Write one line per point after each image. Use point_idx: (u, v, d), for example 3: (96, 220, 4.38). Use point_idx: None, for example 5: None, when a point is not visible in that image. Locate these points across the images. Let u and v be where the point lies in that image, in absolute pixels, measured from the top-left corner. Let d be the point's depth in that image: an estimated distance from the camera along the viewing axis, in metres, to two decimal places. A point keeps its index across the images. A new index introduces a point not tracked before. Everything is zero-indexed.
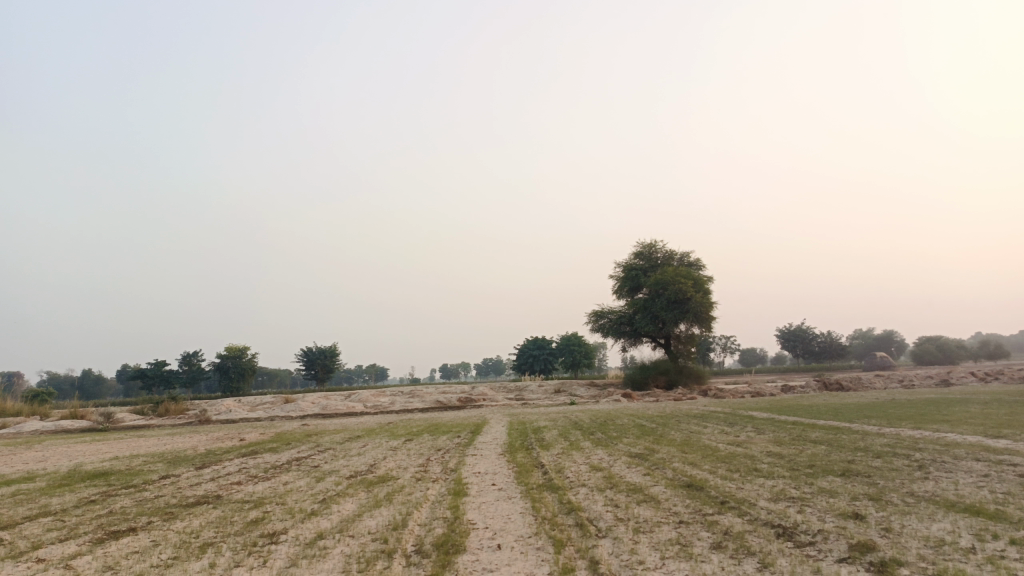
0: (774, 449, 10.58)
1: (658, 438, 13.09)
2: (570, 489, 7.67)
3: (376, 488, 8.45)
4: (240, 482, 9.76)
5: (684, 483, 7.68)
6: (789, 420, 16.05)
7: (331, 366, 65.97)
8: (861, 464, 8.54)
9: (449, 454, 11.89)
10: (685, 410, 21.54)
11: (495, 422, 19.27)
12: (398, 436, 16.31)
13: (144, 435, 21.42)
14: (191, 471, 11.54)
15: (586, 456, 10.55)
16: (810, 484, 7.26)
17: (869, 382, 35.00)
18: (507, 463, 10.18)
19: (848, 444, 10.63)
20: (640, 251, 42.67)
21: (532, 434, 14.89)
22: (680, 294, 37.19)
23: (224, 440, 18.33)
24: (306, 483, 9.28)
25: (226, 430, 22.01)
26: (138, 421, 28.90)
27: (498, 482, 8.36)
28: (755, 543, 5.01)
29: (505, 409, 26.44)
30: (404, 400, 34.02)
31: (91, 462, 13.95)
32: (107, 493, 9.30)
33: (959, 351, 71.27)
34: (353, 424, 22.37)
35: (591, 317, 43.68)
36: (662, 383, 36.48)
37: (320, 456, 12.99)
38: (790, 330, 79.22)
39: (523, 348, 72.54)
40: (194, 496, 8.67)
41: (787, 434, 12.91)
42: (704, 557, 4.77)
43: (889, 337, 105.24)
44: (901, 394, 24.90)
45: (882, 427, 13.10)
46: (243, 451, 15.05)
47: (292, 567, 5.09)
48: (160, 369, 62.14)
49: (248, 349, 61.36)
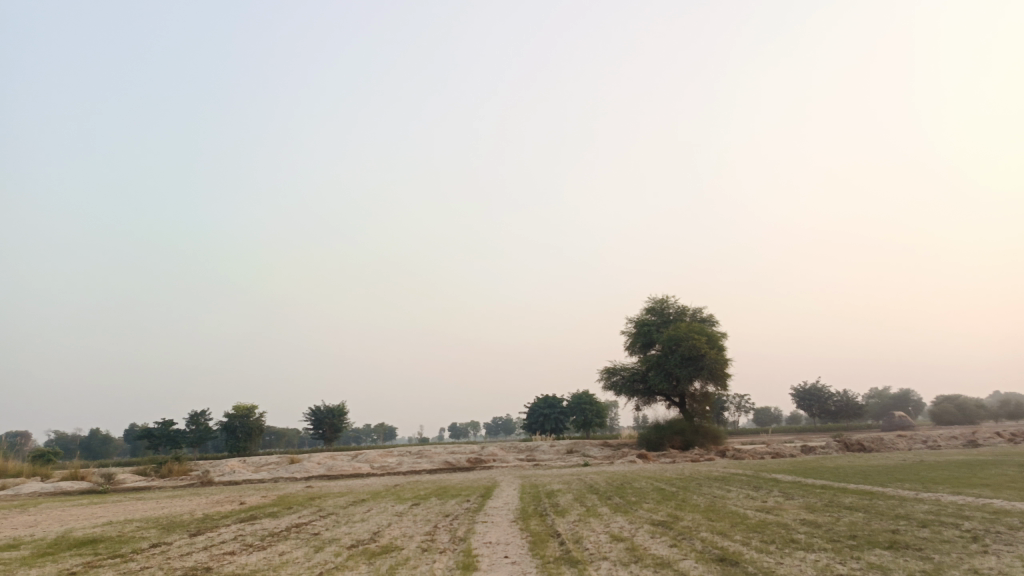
0: (808, 517, 9.82)
1: (680, 503, 12.33)
2: (590, 563, 6.98)
3: (378, 561, 7.76)
4: (234, 553, 9.06)
5: (716, 557, 6.98)
6: (817, 483, 15.23)
7: (338, 426, 64.89)
8: (908, 535, 7.81)
9: (458, 521, 11.16)
10: (703, 472, 20.70)
11: (506, 485, 18.47)
12: (405, 501, 15.57)
13: (143, 498, 20.71)
14: (184, 539, 10.86)
15: (606, 524, 9.84)
16: (857, 558, 6.56)
17: (891, 442, 33.85)
18: (519, 532, 9.46)
19: (887, 511, 9.88)
20: (653, 306, 42.15)
21: (546, 498, 14.14)
22: (694, 351, 36.46)
23: (223, 503, 17.59)
24: (304, 554, 8.60)
25: (227, 493, 21.25)
26: (139, 483, 28.15)
27: (511, 555, 7.65)
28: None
29: (516, 470, 25.55)
30: (412, 461, 33.15)
31: (81, 527, 13.27)
32: (90, 564, 8.63)
33: (979, 411, 69.45)
34: (359, 486, 21.56)
35: (603, 374, 42.87)
36: (678, 444, 35.49)
37: (321, 522, 12.26)
38: (804, 389, 77.68)
39: (533, 408, 71.27)
40: (182, 568, 7.99)
41: (818, 499, 12.15)
42: None
43: (907, 396, 103.10)
44: (928, 455, 23.90)
45: (919, 492, 12.28)
46: (242, 515, 14.35)
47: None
48: (166, 429, 61.32)
49: (256, 407, 60.56)
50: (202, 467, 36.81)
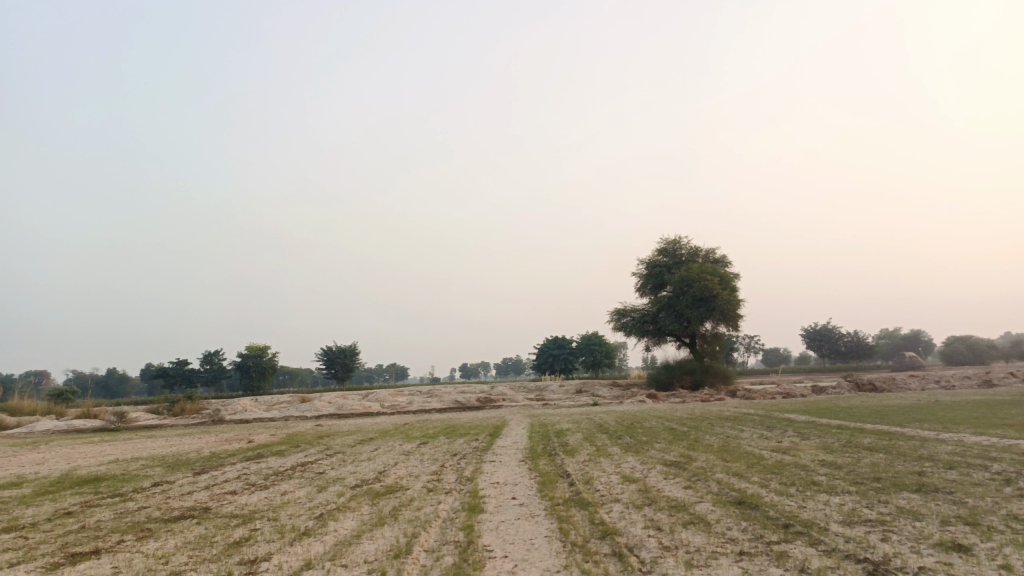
0: (827, 458, 9.47)
1: (693, 443, 12.02)
2: (601, 505, 6.66)
3: (381, 502, 7.48)
4: (234, 492, 8.82)
5: (734, 500, 6.63)
6: (833, 423, 14.93)
7: (350, 365, 65.31)
8: (936, 477, 7.42)
9: (466, 461, 10.91)
10: (715, 411, 20.50)
11: (515, 424, 18.29)
12: (412, 440, 15.39)
13: (155, 435, 20.77)
14: (187, 477, 10.68)
15: (617, 464, 9.56)
16: (885, 502, 6.19)
17: (904, 382, 33.56)
18: (527, 472, 9.17)
19: (910, 452, 9.49)
20: (665, 247, 41.45)
21: (555, 438, 13.90)
22: (706, 291, 35.94)
23: (230, 441, 17.56)
24: (305, 494, 8.36)
25: (236, 431, 21.21)
26: (152, 421, 28.39)
27: (519, 497, 7.35)
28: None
29: (525, 410, 25.51)
30: (422, 400, 33.19)
31: (86, 465, 13.15)
32: (87, 503, 8.39)
33: (990, 352, 69.09)
34: (368, 425, 21.51)
35: (613, 315, 42.53)
36: (688, 384, 35.38)
37: (327, 461, 12.07)
38: (815, 329, 77.40)
39: (543, 348, 71.47)
40: (180, 508, 7.74)
41: (835, 439, 11.82)
42: None
43: (917, 336, 102.81)
44: (944, 396, 23.59)
45: (940, 433, 11.92)
46: (248, 454, 14.21)
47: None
48: (181, 368, 61.94)
49: (268, 347, 60.88)
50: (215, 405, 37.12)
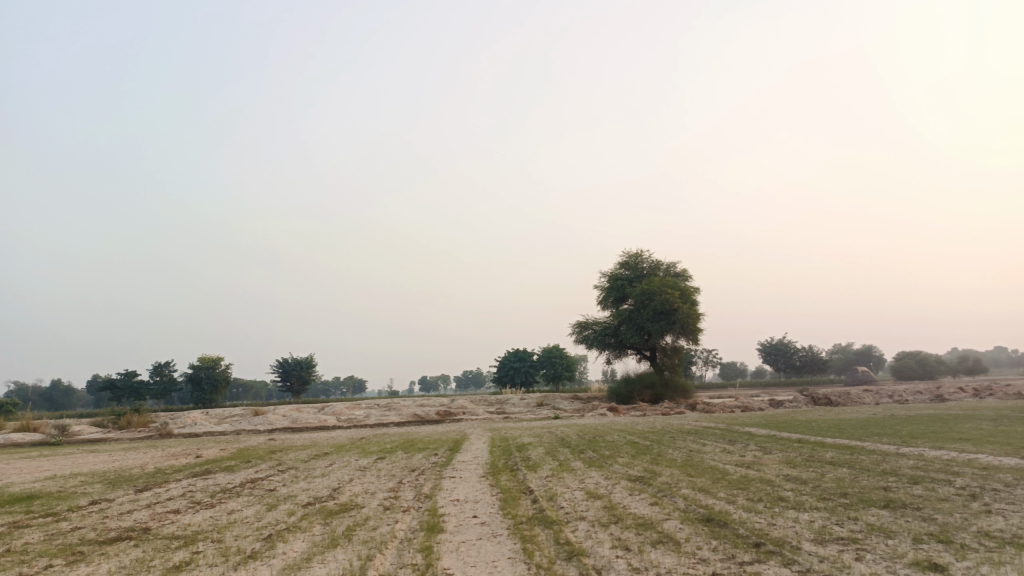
0: (792, 473, 9.38)
1: (656, 457, 11.87)
2: (566, 524, 6.40)
3: (335, 522, 7.11)
4: (178, 511, 8.32)
5: (703, 517, 6.45)
6: (793, 437, 14.92)
7: (306, 378, 64.02)
8: (902, 493, 7.35)
9: (425, 477, 10.54)
10: (676, 425, 20.46)
11: (475, 438, 17.95)
12: (369, 454, 14.96)
13: (98, 450, 19.90)
14: (128, 495, 10.10)
15: (580, 480, 9.31)
16: (855, 519, 6.06)
17: (858, 396, 34.11)
18: (488, 489, 8.88)
19: (874, 467, 9.44)
20: (626, 260, 41.61)
21: (516, 452, 13.63)
22: (666, 305, 36.07)
23: (178, 456, 16.85)
24: (255, 513, 7.92)
25: (184, 445, 20.41)
26: (95, 434, 27.27)
27: (480, 515, 7.04)
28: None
29: (485, 423, 25.13)
30: (380, 414, 32.55)
31: (20, 482, 12.40)
32: (16, 524, 7.81)
33: (938, 367, 70.97)
34: (323, 439, 20.92)
35: (574, 328, 42.48)
36: (648, 397, 35.46)
37: (278, 477, 11.58)
38: (771, 344, 78.63)
39: (503, 361, 71.12)
40: (117, 529, 7.23)
41: (797, 453, 11.79)
42: None
43: (868, 352, 105.18)
44: (898, 409, 23.98)
45: (900, 447, 11.99)
46: (195, 469, 13.63)
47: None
48: (130, 380, 60.01)
49: (222, 358, 59.37)
50: (165, 418, 35.98)
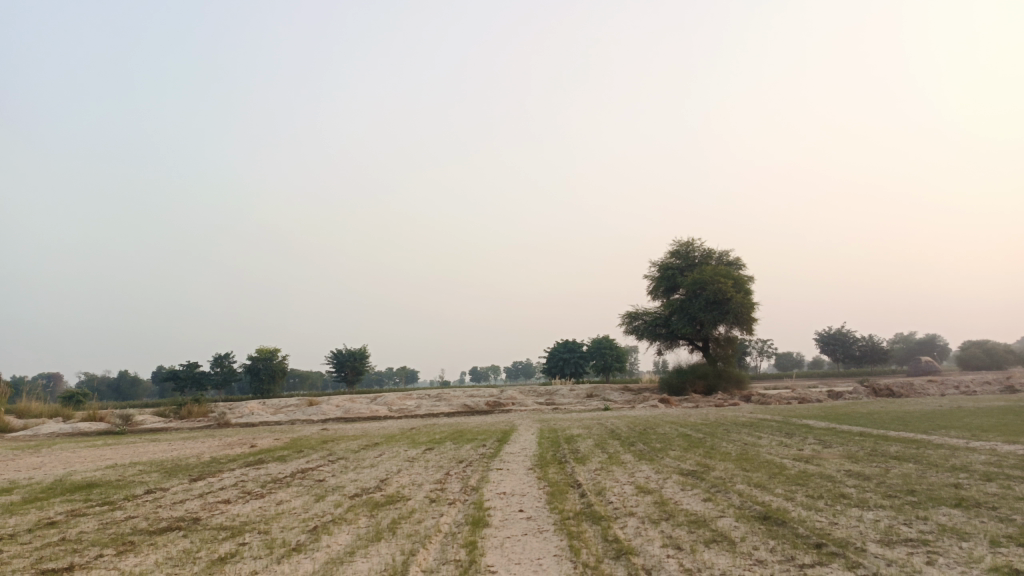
0: (854, 468, 8.96)
1: (710, 450, 11.52)
2: (615, 519, 6.18)
3: (380, 514, 7.06)
4: (228, 501, 8.39)
5: (759, 515, 6.14)
6: (854, 430, 14.34)
7: (360, 368, 64.97)
8: (975, 490, 6.91)
9: (471, 468, 10.46)
10: (730, 417, 19.96)
11: (524, 429, 17.84)
12: (419, 445, 14.97)
13: (158, 439, 20.45)
14: (182, 485, 10.27)
15: (630, 474, 9.05)
16: (923, 519, 5.70)
17: (921, 387, 32.81)
18: (536, 482, 8.73)
19: (943, 463, 8.94)
20: (677, 249, 40.84)
21: (565, 444, 13.45)
22: (719, 295, 35.27)
23: (233, 446, 17.17)
24: (302, 504, 7.93)
25: (241, 435, 20.81)
26: (157, 424, 28.12)
27: (526, 510, 6.87)
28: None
29: (535, 414, 24.96)
30: (430, 404, 32.76)
31: (83, 470, 12.79)
32: (74, 513, 7.98)
33: (1007, 356, 67.92)
34: (374, 429, 21.08)
35: (625, 318, 41.97)
36: (701, 388, 34.82)
37: (328, 468, 11.65)
38: (829, 333, 76.46)
39: (553, 352, 70.89)
40: (168, 519, 7.31)
41: (859, 447, 11.29)
42: None
43: (932, 341, 101.44)
44: (966, 401, 22.92)
45: (969, 441, 11.39)
46: (248, 459, 13.84)
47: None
48: (191, 371, 61.78)
49: (278, 350, 60.69)
50: (224, 408, 36.92)
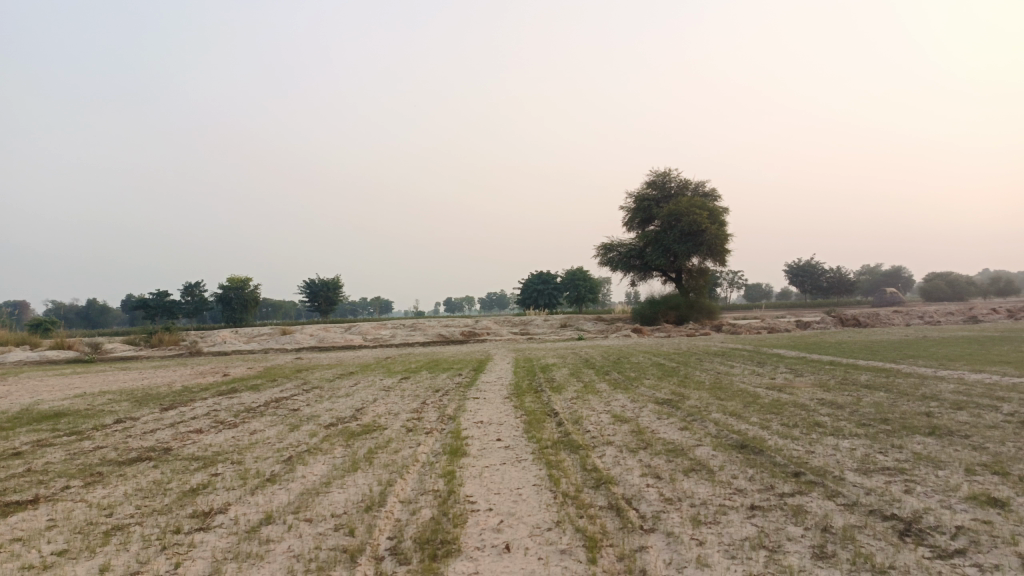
0: (826, 396, 9.07)
1: (684, 379, 11.62)
2: (593, 449, 6.15)
3: (356, 444, 6.96)
4: (201, 431, 8.25)
5: (736, 444, 6.15)
6: (824, 360, 14.58)
7: (333, 298, 64.63)
8: (947, 419, 7.00)
9: (448, 398, 10.41)
10: (702, 346, 20.23)
11: (499, 359, 17.91)
12: (394, 374, 14.95)
13: (129, 368, 20.22)
14: (153, 414, 10.10)
15: (606, 403, 9.07)
16: (899, 448, 5.73)
17: (887, 317, 33.48)
18: (512, 411, 8.71)
19: (913, 392, 9.07)
20: (654, 180, 40.51)
21: (541, 373, 13.49)
22: (694, 227, 35.27)
23: (206, 375, 17.02)
24: (276, 434, 7.81)
25: (213, 364, 20.61)
26: (127, 353, 27.79)
27: (504, 439, 6.83)
28: (902, 561, 3.32)
29: (508, 344, 25.12)
30: (405, 334, 32.72)
31: (50, 399, 12.57)
32: (41, 442, 7.79)
33: (969, 288, 69.53)
34: (349, 358, 21.04)
35: (599, 250, 41.92)
36: (673, 319, 35.20)
37: (302, 397, 11.54)
38: (799, 265, 77.46)
39: (527, 283, 71.06)
40: (138, 449, 7.16)
41: (830, 376, 11.46)
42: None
43: (898, 273, 103.44)
44: (930, 331, 23.43)
45: (936, 370, 11.62)
46: (220, 388, 13.71)
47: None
48: (162, 300, 60.95)
49: (250, 279, 59.97)
50: (196, 336, 36.61)
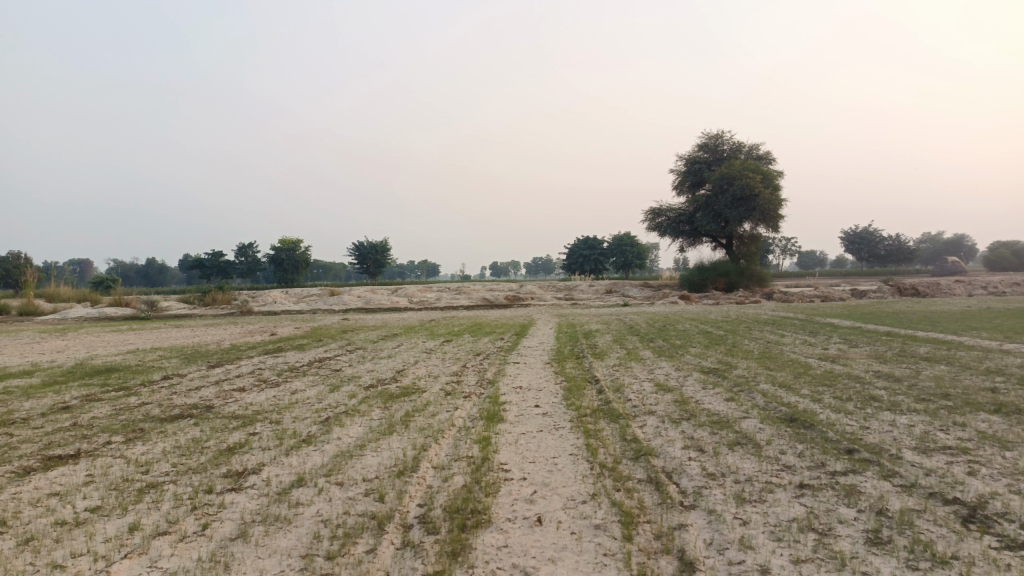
0: (882, 369, 8.68)
1: (731, 348, 11.31)
2: (634, 418, 5.96)
3: (394, 406, 6.91)
4: (243, 389, 8.33)
5: (785, 417, 5.87)
6: (880, 329, 14.04)
7: (381, 260, 65.29)
8: (1015, 396, 6.59)
9: (488, 361, 10.33)
10: (751, 314, 19.73)
11: (543, 323, 17.80)
12: (436, 337, 14.96)
13: (182, 325, 20.74)
14: (199, 371, 10.28)
15: (649, 370, 8.84)
16: (961, 426, 5.38)
17: (948, 287, 32.18)
18: (553, 376, 8.56)
19: (976, 365, 8.62)
20: (705, 142, 39.42)
21: (584, 339, 13.30)
22: (746, 191, 34.26)
23: (254, 333, 17.34)
24: (317, 394, 7.83)
25: (262, 323, 20.98)
26: (181, 310, 28.59)
27: (543, 405, 6.68)
28: (965, 552, 3.06)
29: (553, 309, 24.93)
30: (450, 297, 32.80)
31: (104, 355, 12.92)
32: (90, 397, 7.96)
33: None
34: (393, 320, 21.21)
35: (648, 215, 41.18)
36: (722, 285, 34.51)
37: (344, 358, 11.60)
38: (855, 232, 74.99)
39: (573, 248, 70.48)
40: (181, 406, 7.25)
41: (886, 347, 11.01)
42: (872, 565, 2.96)
43: (960, 242, 99.44)
44: (995, 302, 22.37)
45: (1001, 343, 11.04)
46: (267, 347, 13.93)
47: (214, 552, 3.27)
48: (216, 260, 62.40)
49: (301, 240, 60.84)
50: (248, 296, 37.45)
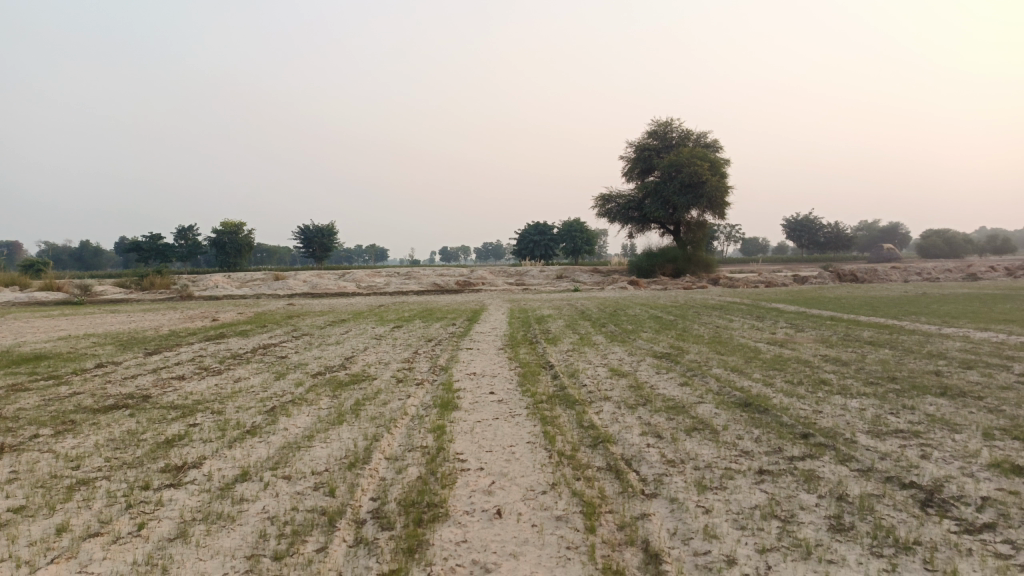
0: (830, 352, 8.84)
1: (682, 333, 11.38)
2: (590, 404, 5.89)
3: (344, 394, 6.69)
4: (183, 378, 7.97)
5: (740, 402, 5.87)
6: (825, 314, 14.35)
7: (328, 244, 64.07)
8: (958, 378, 6.76)
9: (439, 347, 10.15)
10: (700, 300, 19.97)
11: (494, 308, 17.67)
12: (387, 322, 14.70)
13: (118, 310, 19.93)
14: (136, 358, 9.83)
15: (603, 356, 8.80)
16: (912, 409, 5.46)
17: (885, 273, 33.23)
18: (506, 362, 8.45)
19: (919, 349, 8.84)
20: (655, 129, 39.70)
21: (536, 325, 13.23)
22: (694, 178, 34.66)
23: (195, 319, 16.74)
24: (262, 382, 7.54)
25: (204, 308, 20.30)
26: (118, 295, 27.50)
27: (497, 392, 6.55)
28: (928, 537, 3.05)
29: (504, 295, 24.76)
30: (399, 282, 32.40)
31: (33, 341, 12.28)
32: (17, 386, 7.51)
33: (966, 246, 69.21)
34: (341, 306, 20.80)
35: (598, 201, 41.35)
36: (669, 271, 34.94)
37: (290, 344, 11.26)
38: (797, 220, 76.86)
39: (523, 233, 70.33)
40: (116, 396, 6.87)
41: (832, 332, 11.23)
42: (837, 552, 2.92)
43: (895, 230, 102.92)
44: (930, 288, 23.15)
45: (940, 327, 11.40)
46: (209, 333, 13.45)
47: (150, 554, 3.04)
48: (155, 242, 60.28)
49: (245, 223, 59.14)
50: (189, 280, 36.30)
